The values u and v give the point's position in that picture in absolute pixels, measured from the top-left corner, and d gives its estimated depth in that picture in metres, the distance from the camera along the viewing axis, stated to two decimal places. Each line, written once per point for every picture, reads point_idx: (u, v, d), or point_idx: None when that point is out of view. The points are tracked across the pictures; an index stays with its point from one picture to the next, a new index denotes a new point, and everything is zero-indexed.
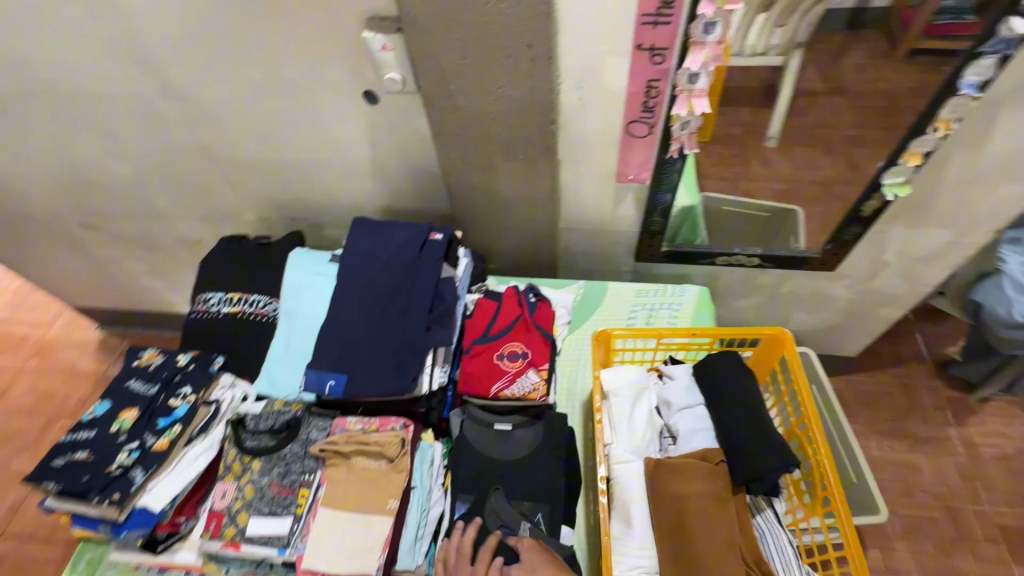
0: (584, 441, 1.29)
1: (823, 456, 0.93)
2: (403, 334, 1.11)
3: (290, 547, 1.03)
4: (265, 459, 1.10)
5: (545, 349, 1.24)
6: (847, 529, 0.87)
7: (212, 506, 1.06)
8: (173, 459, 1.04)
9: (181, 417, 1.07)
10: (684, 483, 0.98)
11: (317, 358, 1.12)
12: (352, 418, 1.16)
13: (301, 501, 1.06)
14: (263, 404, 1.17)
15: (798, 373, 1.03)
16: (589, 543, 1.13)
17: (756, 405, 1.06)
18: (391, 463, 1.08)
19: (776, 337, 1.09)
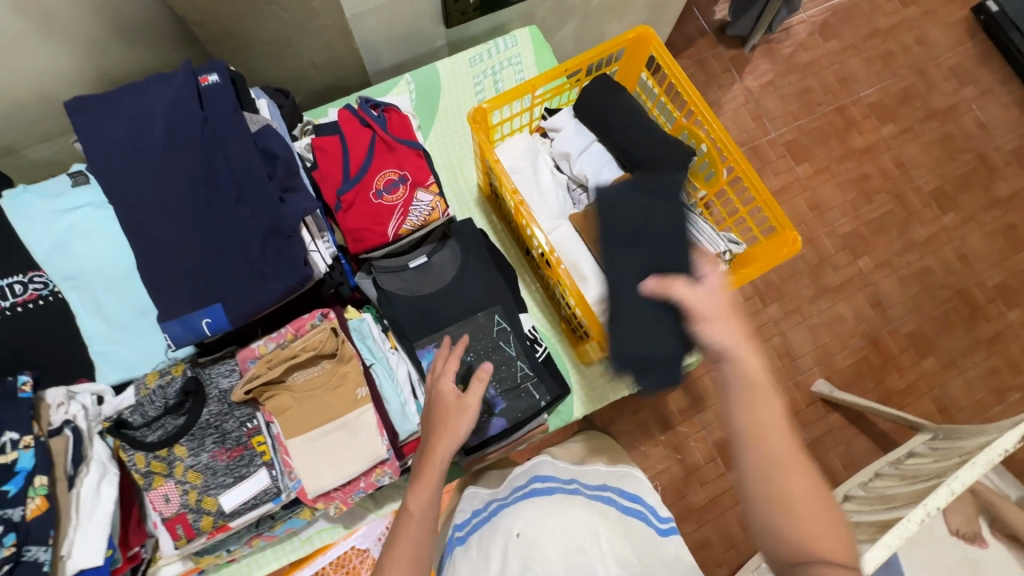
0: (497, 234, 1.24)
1: (719, 131, 0.97)
2: (256, 221, 0.85)
3: (284, 492, 0.91)
4: (188, 439, 0.88)
5: (421, 161, 1.05)
6: (755, 183, 0.96)
7: (164, 517, 0.87)
8: (69, 510, 0.78)
9: (36, 466, 0.76)
10: (615, 217, 1.00)
11: (163, 305, 0.82)
12: (257, 341, 0.94)
13: (263, 448, 0.91)
14: (134, 391, 0.90)
15: (672, 64, 1.01)
16: (550, 315, 1.19)
17: (643, 116, 1.05)
18: (336, 357, 0.94)
19: (640, 38, 1.02)
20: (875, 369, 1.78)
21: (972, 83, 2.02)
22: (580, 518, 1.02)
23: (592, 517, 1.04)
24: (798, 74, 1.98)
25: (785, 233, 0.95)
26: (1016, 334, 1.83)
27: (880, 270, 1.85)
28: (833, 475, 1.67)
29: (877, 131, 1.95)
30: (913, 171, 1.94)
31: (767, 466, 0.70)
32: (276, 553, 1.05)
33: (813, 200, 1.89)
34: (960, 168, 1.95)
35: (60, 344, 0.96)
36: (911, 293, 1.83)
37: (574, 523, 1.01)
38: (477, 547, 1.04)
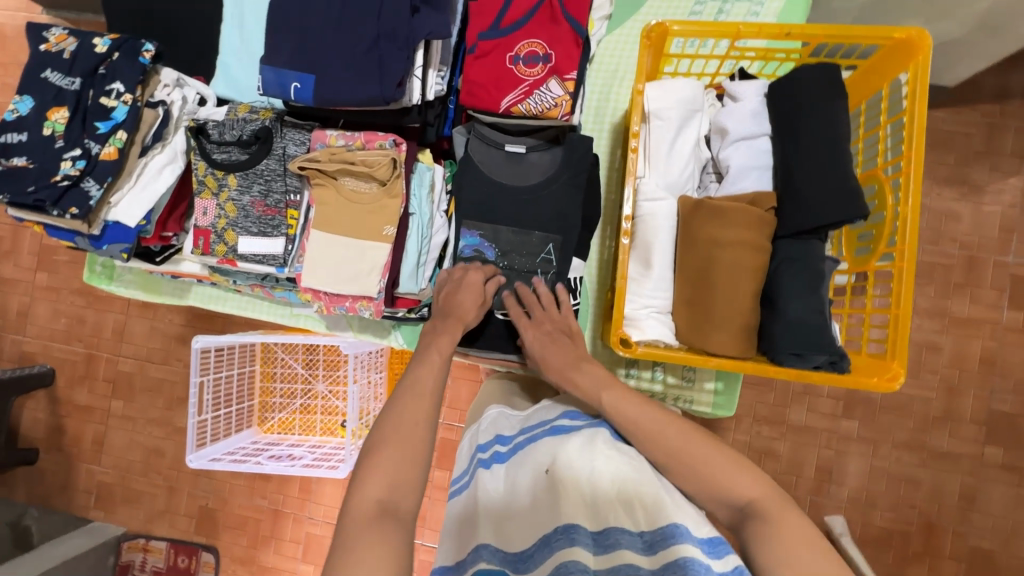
0: (609, 172, 1.12)
1: (909, 209, 0.74)
2: (379, 16, 0.81)
3: (288, 267, 0.99)
4: (241, 176, 0.96)
5: (574, 50, 0.92)
6: (902, 289, 0.75)
7: (196, 224, 0.98)
8: (130, 171, 0.89)
9: (124, 122, 0.87)
10: (724, 228, 0.84)
11: (270, 49, 0.84)
12: (332, 131, 0.96)
13: (291, 223, 0.97)
14: (226, 111, 0.97)
15: (920, 97, 0.75)
16: (602, 278, 1.10)
17: (838, 139, 0.83)
18: (384, 187, 0.94)
19: (906, 44, 0.76)
20: (908, 552, 1.49)
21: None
22: (609, 454, 0.66)
23: (619, 456, 0.67)
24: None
25: (891, 363, 0.75)
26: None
27: (1003, 473, 1.48)
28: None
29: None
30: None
31: (692, 467, 0.64)
32: (271, 308, 1.19)
33: (992, 354, 1.49)
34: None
35: (199, 35, 1.04)
36: (1018, 517, 1.47)
37: (605, 464, 0.65)
38: (499, 482, 0.72)
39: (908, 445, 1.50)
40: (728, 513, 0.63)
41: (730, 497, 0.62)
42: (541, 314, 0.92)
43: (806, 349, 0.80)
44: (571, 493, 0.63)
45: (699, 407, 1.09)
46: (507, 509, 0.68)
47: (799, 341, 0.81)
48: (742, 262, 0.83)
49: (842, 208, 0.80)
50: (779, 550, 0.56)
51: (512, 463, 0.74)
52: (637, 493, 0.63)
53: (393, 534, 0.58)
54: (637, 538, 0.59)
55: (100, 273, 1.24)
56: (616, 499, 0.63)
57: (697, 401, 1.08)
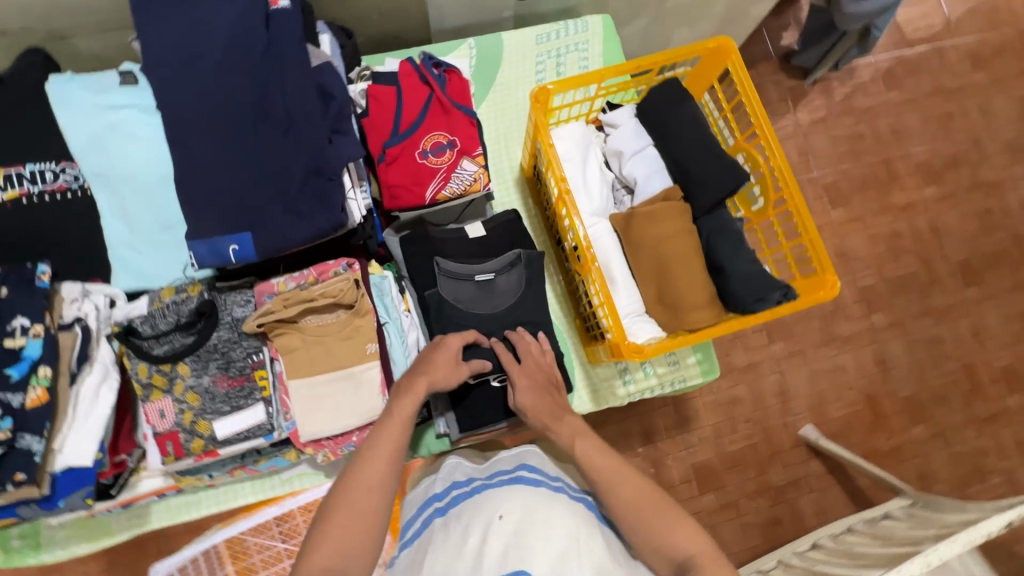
0: (532, 218, 1.23)
1: (780, 161, 0.94)
2: (300, 157, 0.83)
3: (277, 430, 0.91)
4: (193, 359, 0.88)
5: (472, 130, 1.03)
6: (804, 219, 0.93)
7: (156, 431, 0.87)
8: (67, 406, 0.78)
9: (43, 356, 0.76)
10: (658, 227, 0.98)
11: (193, 223, 0.81)
12: (278, 278, 0.93)
13: (263, 383, 0.91)
14: (149, 301, 0.89)
15: (746, 82, 0.97)
16: (566, 310, 1.19)
17: (703, 130, 1.03)
18: (353, 309, 0.93)
19: (719, 49, 0.99)
20: (866, 426, 1.76)
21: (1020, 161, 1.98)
22: (563, 515, 0.73)
23: (573, 518, 0.74)
24: (855, 118, 1.92)
25: (826, 276, 0.92)
26: (1011, 419, 1.82)
27: (893, 330, 1.82)
28: (802, 519, 1.66)
29: (921, 191, 1.91)
30: (945, 238, 1.90)
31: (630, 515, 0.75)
32: (255, 487, 1.07)
33: (841, 247, 1.85)
34: (993, 244, 1.91)
35: (79, 236, 0.95)
36: (918, 358, 1.82)
37: (559, 523, 0.71)
38: (448, 528, 0.75)
39: (825, 341, 1.78)
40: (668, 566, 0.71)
41: (669, 552, 0.72)
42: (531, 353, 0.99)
43: (763, 291, 0.95)
44: (524, 539, 0.68)
45: (692, 380, 1.20)
46: (462, 544, 0.71)
47: (755, 288, 0.95)
48: (684, 247, 0.98)
49: (733, 178, 0.99)
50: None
51: (461, 509, 0.78)
52: (586, 551, 0.68)
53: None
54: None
55: (21, 547, 1.02)
56: (568, 552, 0.67)
57: (689, 376, 1.20)
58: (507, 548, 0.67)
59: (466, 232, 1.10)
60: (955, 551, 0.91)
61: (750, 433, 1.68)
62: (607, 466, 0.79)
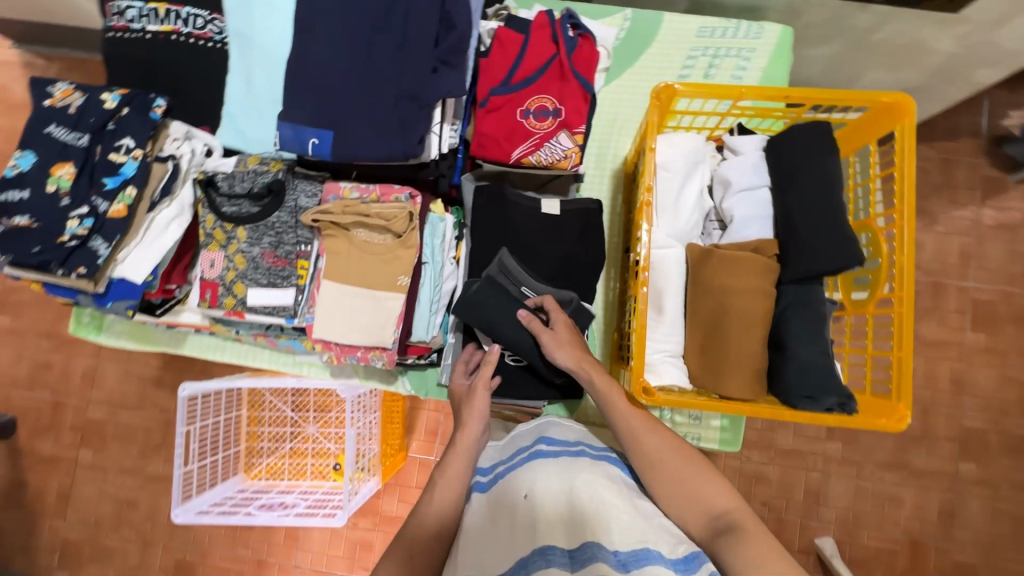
0: (613, 216, 1.16)
1: (905, 258, 0.79)
2: (400, 77, 0.82)
3: (298, 317, 0.97)
4: (251, 228, 0.95)
5: (583, 105, 0.96)
6: (903, 333, 0.79)
7: (203, 276, 0.96)
8: (139, 227, 0.87)
9: (133, 178, 0.85)
10: (734, 276, 0.87)
11: (288, 106, 0.84)
12: (345, 183, 0.97)
13: (301, 273, 0.96)
14: (235, 163, 0.96)
15: (907, 154, 0.81)
16: (608, 319, 1.13)
17: (832, 190, 0.88)
18: (399, 239, 0.94)
19: (892, 106, 0.82)
20: (896, 571, 1.54)
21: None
22: (587, 479, 0.73)
23: (598, 481, 0.73)
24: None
25: (898, 403, 0.79)
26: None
27: (979, 488, 1.55)
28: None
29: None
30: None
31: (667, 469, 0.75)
32: (272, 357, 1.17)
33: (960, 374, 1.58)
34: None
35: (205, 85, 1.04)
36: (996, 531, 1.54)
37: (581, 490, 0.71)
38: (478, 513, 0.75)
39: (890, 464, 1.56)
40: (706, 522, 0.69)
41: (709, 507, 0.70)
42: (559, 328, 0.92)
43: (818, 390, 0.83)
44: (550, 516, 0.69)
45: (707, 443, 1.11)
46: (492, 519, 0.72)
47: (811, 382, 0.84)
48: (751, 308, 0.87)
49: (840, 256, 0.85)
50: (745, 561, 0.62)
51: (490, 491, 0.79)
52: (612, 514, 0.68)
53: None
54: (613, 555, 0.63)
55: (88, 324, 1.20)
56: (593, 519, 0.68)
57: (705, 437, 1.11)
58: (534, 526, 0.68)
59: (539, 205, 1.06)
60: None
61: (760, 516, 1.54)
62: (638, 429, 0.79)
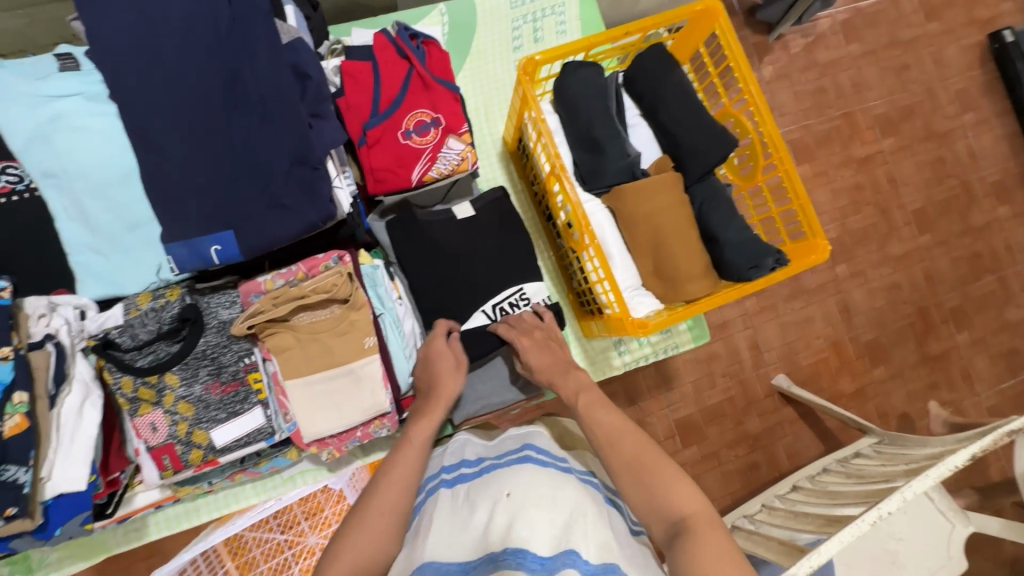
0: (518, 197, 1.21)
1: (769, 126, 0.94)
2: (279, 147, 0.77)
3: (277, 433, 0.89)
4: (181, 368, 0.83)
5: (456, 106, 0.98)
6: (795, 186, 0.94)
7: (149, 445, 0.83)
8: (50, 430, 0.72)
9: (16, 380, 0.70)
10: (653, 198, 0.97)
11: (169, 222, 0.75)
12: (263, 276, 0.88)
13: (258, 387, 0.88)
14: (124, 310, 0.83)
15: (734, 45, 0.95)
16: (558, 286, 1.18)
17: (689, 95, 1.01)
18: (347, 304, 0.89)
19: (705, 13, 0.96)
20: (832, 370, 1.72)
21: (973, 109, 1.86)
22: (571, 496, 0.70)
23: (579, 506, 0.69)
24: (817, 72, 1.77)
25: (816, 240, 0.94)
26: (959, 355, 1.79)
27: (856, 279, 1.76)
28: (778, 462, 1.66)
29: (880, 143, 1.79)
30: (902, 188, 1.81)
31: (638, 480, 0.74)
32: (258, 488, 1.05)
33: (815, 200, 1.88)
34: (946, 192, 1.83)
35: (35, 242, 0.85)
36: (877, 306, 1.76)
37: (565, 504, 0.68)
38: (454, 507, 0.73)
39: None
40: (668, 525, 0.69)
41: (661, 508, 0.70)
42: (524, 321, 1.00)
43: (757, 258, 0.96)
44: (529, 517, 0.64)
45: (684, 345, 1.24)
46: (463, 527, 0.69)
47: (750, 255, 0.97)
48: (678, 219, 0.97)
49: (720, 146, 0.98)
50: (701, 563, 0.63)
51: (468, 489, 0.75)
52: (590, 528, 0.65)
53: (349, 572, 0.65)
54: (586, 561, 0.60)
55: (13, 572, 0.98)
56: (575, 531, 0.64)
57: (681, 341, 1.23)
58: (510, 526, 0.64)
59: (454, 216, 1.05)
60: (927, 486, 0.98)
61: (727, 387, 1.66)
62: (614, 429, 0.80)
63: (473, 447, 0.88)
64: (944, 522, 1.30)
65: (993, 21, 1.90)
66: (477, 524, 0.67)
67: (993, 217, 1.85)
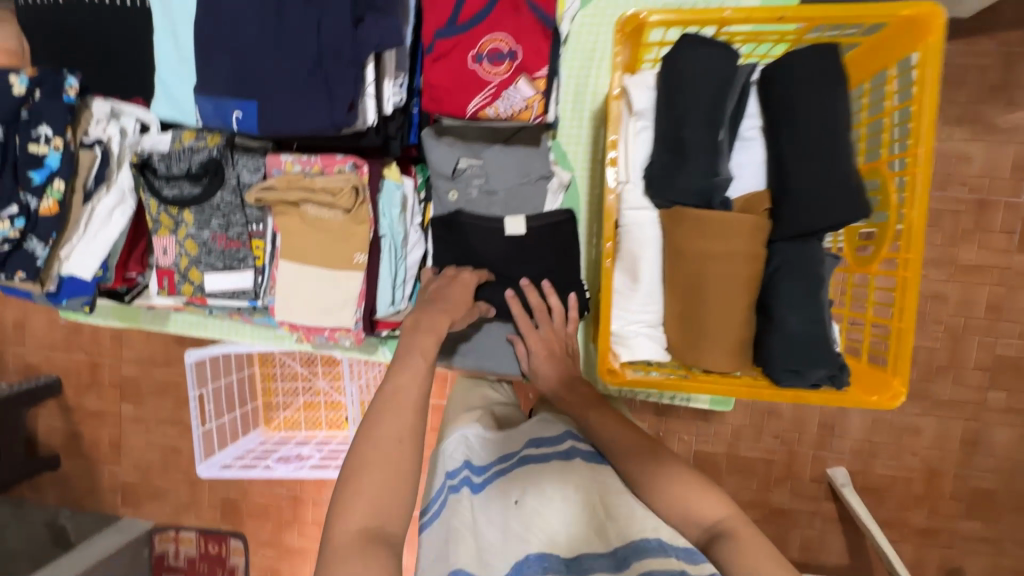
0: (593, 167, 1.05)
1: (913, 214, 0.68)
2: (318, 33, 0.72)
3: (260, 300, 0.95)
4: (197, 210, 0.90)
5: (542, 43, 0.83)
6: (903, 302, 0.69)
7: (159, 264, 0.93)
8: (75, 221, 0.83)
9: (59, 170, 0.79)
10: (711, 238, 0.77)
11: (207, 77, 0.76)
12: (287, 154, 0.89)
13: (258, 254, 0.93)
14: (171, 140, 0.89)
15: (929, 79, 0.66)
16: (590, 280, 1.07)
17: (836, 128, 0.75)
18: (348, 215, 0.87)
19: (910, 20, 0.67)
20: (910, 498, 1.36)
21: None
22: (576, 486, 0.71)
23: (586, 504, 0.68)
24: None
25: (893, 379, 0.72)
26: None
27: (1008, 417, 1.30)
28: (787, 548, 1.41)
29: None
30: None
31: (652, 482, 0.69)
32: (255, 331, 1.15)
33: None
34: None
35: (131, 48, 0.93)
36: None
37: (572, 501, 0.69)
38: (468, 516, 0.69)
39: None
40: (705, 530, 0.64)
41: (694, 514, 0.65)
42: (550, 330, 0.93)
43: (804, 364, 0.76)
44: (544, 534, 0.66)
45: (696, 400, 1.10)
46: (483, 545, 0.66)
47: (797, 357, 0.76)
48: (732, 275, 0.77)
49: (836, 210, 0.74)
50: (742, 560, 0.59)
51: (477, 495, 0.73)
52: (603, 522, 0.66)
53: (382, 561, 0.56)
54: (611, 556, 0.62)
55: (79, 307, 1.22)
56: (590, 533, 0.66)
57: (694, 396, 1.09)
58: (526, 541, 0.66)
59: (502, 224, 0.97)
60: None
61: (772, 449, 1.39)
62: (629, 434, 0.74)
63: (474, 448, 0.83)
64: None
65: None
66: (490, 539, 0.67)
67: None
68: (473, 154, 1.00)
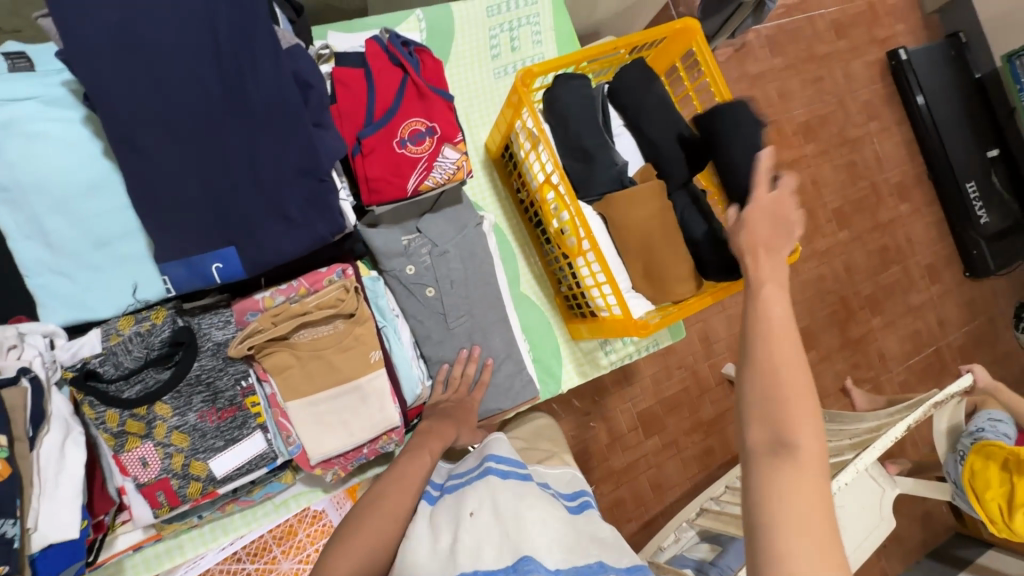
0: (502, 204, 1.22)
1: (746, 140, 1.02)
2: (283, 158, 0.74)
3: (280, 456, 0.85)
4: (172, 396, 0.77)
5: (451, 116, 0.98)
6: None
7: (140, 483, 0.77)
8: (34, 476, 0.66)
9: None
10: (635, 208, 1.01)
11: (165, 240, 0.72)
12: (261, 292, 0.85)
13: (257, 410, 0.83)
14: (102, 338, 0.77)
15: (711, 62, 1.02)
16: (546, 291, 1.22)
17: (670, 107, 1.07)
18: (352, 318, 0.86)
19: (684, 30, 1.02)
20: None
21: (877, 118, 1.99)
22: (537, 503, 0.66)
23: (546, 519, 0.63)
24: (748, 83, 1.83)
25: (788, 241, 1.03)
26: (875, 338, 1.88)
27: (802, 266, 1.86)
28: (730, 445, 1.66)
29: (804, 147, 1.87)
30: (824, 189, 1.89)
31: (766, 384, 0.52)
32: (247, 518, 0.98)
33: None
34: (858, 192, 1.93)
35: None
36: (807, 296, 1.81)
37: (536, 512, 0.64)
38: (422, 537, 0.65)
39: None
40: (769, 433, 0.51)
41: (783, 430, 0.50)
42: None
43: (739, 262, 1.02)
44: (492, 538, 0.60)
45: (663, 342, 1.29)
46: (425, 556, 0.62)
47: None
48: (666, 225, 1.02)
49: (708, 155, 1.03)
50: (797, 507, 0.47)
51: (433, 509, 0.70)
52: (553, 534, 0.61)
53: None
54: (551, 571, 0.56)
55: None
56: (541, 536, 0.60)
57: (660, 338, 1.28)
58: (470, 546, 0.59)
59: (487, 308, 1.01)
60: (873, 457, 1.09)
61: (683, 377, 1.64)
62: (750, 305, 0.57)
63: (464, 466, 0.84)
64: (876, 488, 1.39)
65: (890, 40, 2.03)
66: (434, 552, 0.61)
67: (896, 214, 1.96)
68: (410, 231, 1.00)
